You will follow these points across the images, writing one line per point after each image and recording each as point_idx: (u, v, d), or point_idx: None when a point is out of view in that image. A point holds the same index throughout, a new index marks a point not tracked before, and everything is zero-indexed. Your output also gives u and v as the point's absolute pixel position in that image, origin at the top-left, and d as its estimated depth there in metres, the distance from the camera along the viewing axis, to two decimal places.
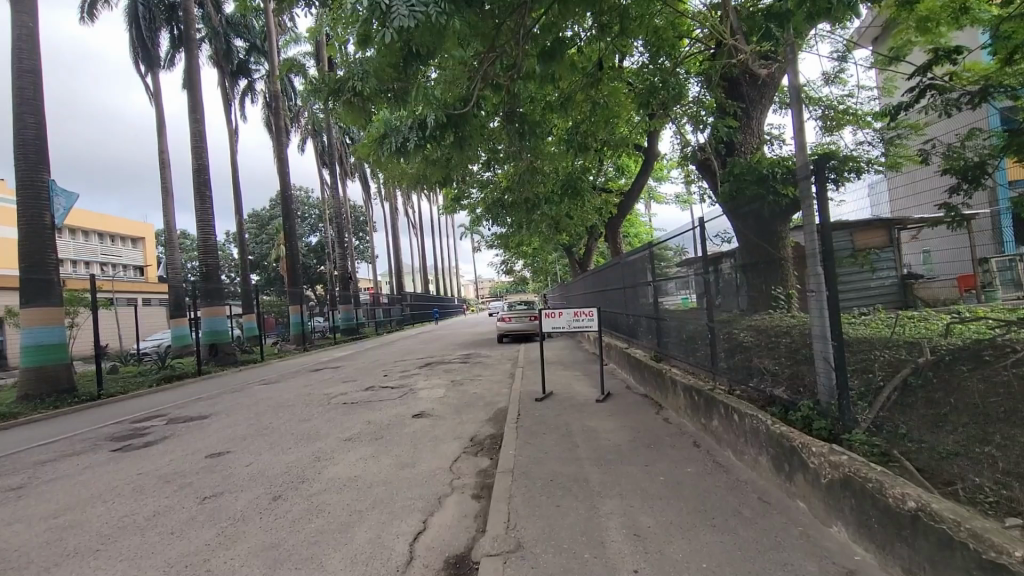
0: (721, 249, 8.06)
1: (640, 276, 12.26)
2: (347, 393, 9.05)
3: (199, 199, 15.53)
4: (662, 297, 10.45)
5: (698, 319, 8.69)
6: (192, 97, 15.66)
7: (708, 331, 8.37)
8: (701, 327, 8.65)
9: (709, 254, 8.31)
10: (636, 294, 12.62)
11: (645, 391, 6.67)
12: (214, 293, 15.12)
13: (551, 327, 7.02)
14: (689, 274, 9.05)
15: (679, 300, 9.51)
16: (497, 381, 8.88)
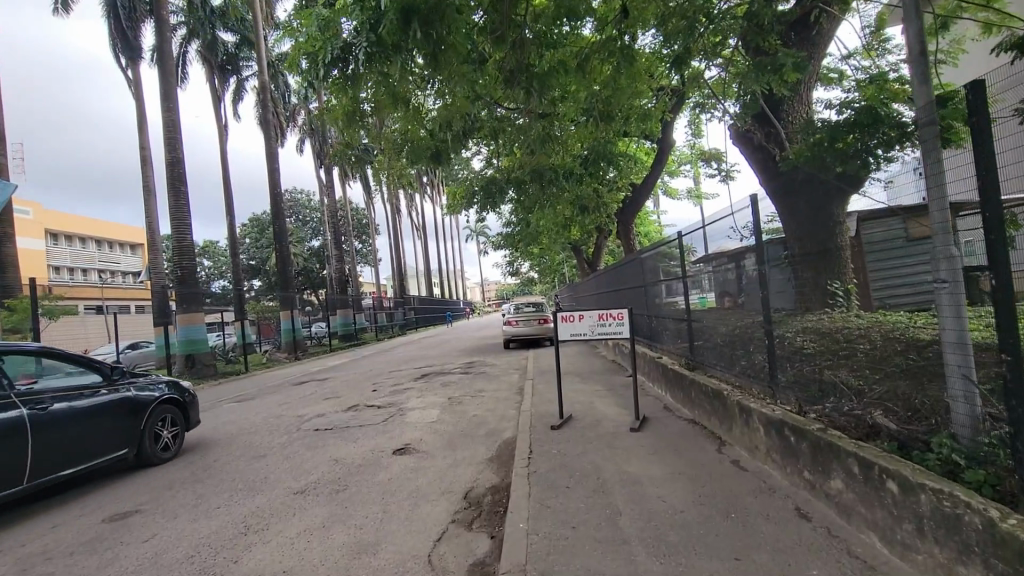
0: (742, 244, 6.93)
1: (650, 275, 11.21)
2: (324, 415, 7.60)
3: (173, 195, 14.19)
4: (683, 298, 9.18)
5: (736, 321, 7.35)
6: (165, 82, 14.30)
7: (744, 339, 7.12)
8: (739, 331, 7.27)
9: (727, 250, 7.33)
10: (649, 294, 11.49)
11: (692, 416, 5.16)
12: (192, 298, 13.78)
13: (569, 334, 5.54)
14: (703, 272, 8.28)
15: (695, 300, 8.68)
16: (501, 398, 7.41)
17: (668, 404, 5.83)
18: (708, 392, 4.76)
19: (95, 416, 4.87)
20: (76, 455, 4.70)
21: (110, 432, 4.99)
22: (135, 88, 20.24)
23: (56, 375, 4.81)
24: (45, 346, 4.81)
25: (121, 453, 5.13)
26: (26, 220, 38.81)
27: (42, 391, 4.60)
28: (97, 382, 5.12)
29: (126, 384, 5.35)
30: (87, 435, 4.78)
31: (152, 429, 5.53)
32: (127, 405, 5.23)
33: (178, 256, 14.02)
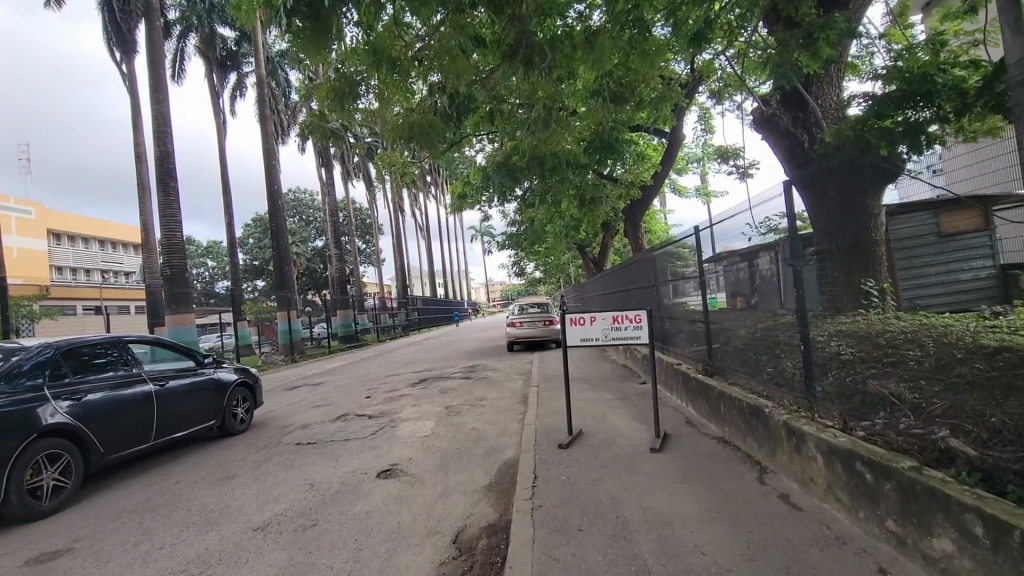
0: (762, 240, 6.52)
1: (660, 274, 10.56)
2: (310, 425, 6.96)
3: (163, 190, 13.60)
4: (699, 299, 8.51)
5: (759, 324, 6.70)
6: (154, 73, 13.66)
7: (769, 342, 6.45)
8: (764, 336, 6.61)
9: (744, 247, 6.86)
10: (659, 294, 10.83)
11: (721, 433, 4.48)
12: (180, 298, 13.20)
13: (579, 339, 4.87)
14: (720, 270, 7.78)
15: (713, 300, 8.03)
16: (503, 408, 6.76)
17: (691, 417, 5.17)
18: (742, 408, 4.08)
19: (193, 392, 5.97)
20: (183, 422, 5.83)
21: (202, 406, 6.12)
22: (129, 83, 19.64)
23: (168, 357, 5.94)
24: (157, 335, 5.94)
25: (212, 423, 6.29)
26: (28, 221, 38.42)
27: (158, 370, 5.70)
28: (191, 365, 6.25)
29: (211, 368, 6.49)
30: (189, 407, 5.91)
31: (231, 406, 6.68)
32: (213, 385, 6.36)
33: (166, 255, 13.39)
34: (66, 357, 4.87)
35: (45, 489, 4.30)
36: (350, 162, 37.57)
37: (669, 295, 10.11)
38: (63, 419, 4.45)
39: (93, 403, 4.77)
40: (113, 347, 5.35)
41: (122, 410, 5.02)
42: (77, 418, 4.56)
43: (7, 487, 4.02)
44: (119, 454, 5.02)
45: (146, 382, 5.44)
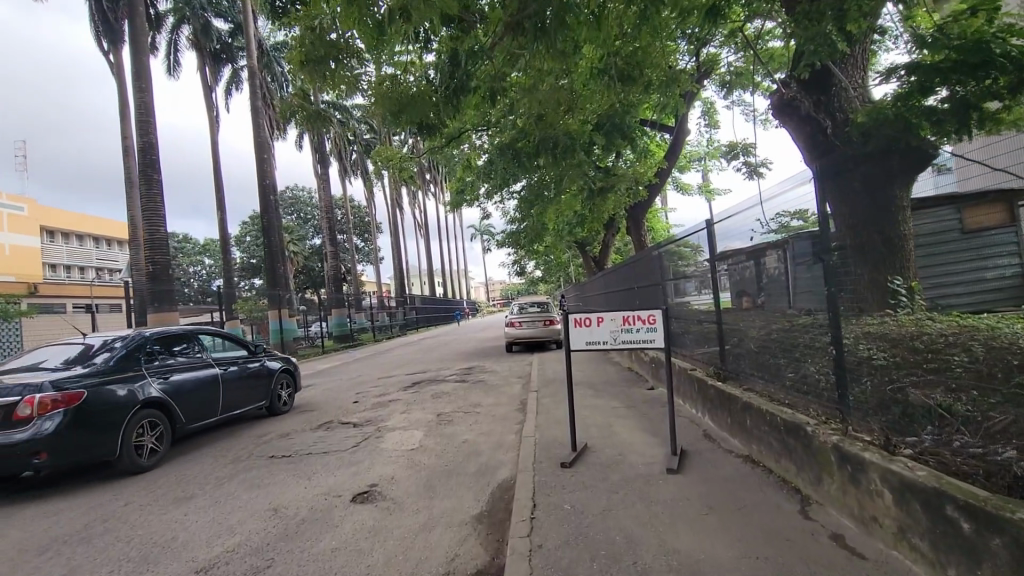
0: (762, 240, 6.14)
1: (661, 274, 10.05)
2: (288, 434, 6.38)
3: (145, 183, 12.99)
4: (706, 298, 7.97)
5: (775, 324, 6.14)
6: (136, 61, 13.08)
7: (787, 343, 5.90)
8: (779, 336, 6.08)
9: (749, 245, 6.42)
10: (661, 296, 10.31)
11: (747, 451, 3.92)
12: (163, 296, 12.60)
13: (585, 344, 4.31)
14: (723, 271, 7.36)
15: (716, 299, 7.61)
16: (498, 415, 6.21)
17: (709, 429, 4.61)
18: (774, 423, 3.53)
19: (247, 377, 6.92)
20: (240, 402, 6.79)
21: (254, 389, 7.07)
22: (117, 73, 19.00)
23: (229, 345, 6.93)
24: (218, 327, 6.90)
25: (262, 404, 7.25)
26: (21, 217, 37.76)
27: (221, 357, 6.66)
28: (243, 353, 7.20)
29: (258, 357, 7.43)
30: (244, 389, 6.87)
31: (277, 390, 7.64)
32: (263, 371, 7.32)
33: (148, 251, 12.79)
34: (153, 344, 5.81)
35: (147, 449, 5.26)
36: (347, 159, 37.02)
37: (671, 294, 9.57)
38: (156, 393, 5.41)
39: (176, 382, 5.73)
40: (187, 337, 6.34)
41: (196, 390, 5.98)
42: (167, 393, 5.52)
43: (119, 448, 4.97)
44: (193, 426, 5.95)
45: (213, 366, 6.41)
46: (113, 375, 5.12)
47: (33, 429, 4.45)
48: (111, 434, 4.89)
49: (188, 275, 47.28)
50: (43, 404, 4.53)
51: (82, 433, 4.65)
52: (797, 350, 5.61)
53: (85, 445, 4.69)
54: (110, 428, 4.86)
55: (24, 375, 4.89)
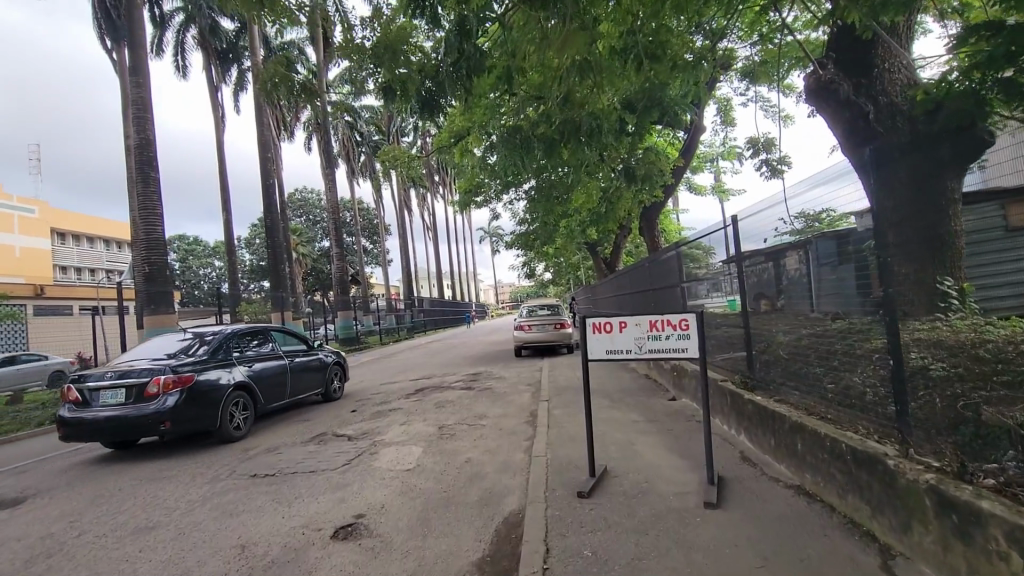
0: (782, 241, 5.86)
1: (673, 276, 9.54)
2: (276, 447, 5.84)
3: (142, 182, 12.56)
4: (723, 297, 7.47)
5: (808, 330, 5.51)
6: (133, 55, 12.66)
7: (823, 351, 5.27)
8: (812, 343, 5.45)
9: (769, 246, 6.08)
10: (672, 299, 9.80)
11: (800, 480, 3.31)
12: (160, 298, 12.13)
13: (604, 354, 3.72)
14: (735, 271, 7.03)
15: (727, 302, 7.37)
16: (506, 429, 5.64)
17: (747, 451, 4.03)
18: (839, 454, 2.91)
19: (308, 368, 8.13)
20: (303, 388, 8.02)
21: (313, 378, 8.27)
22: (119, 71, 18.65)
23: (293, 339, 8.16)
24: (283, 325, 8.09)
25: (318, 391, 8.43)
26: (30, 219, 37.61)
27: (287, 350, 7.90)
28: (303, 347, 8.41)
29: (311, 351, 8.52)
30: (306, 378, 8.08)
31: (329, 381, 8.80)
32: (320, 362, 8.55)
33: (144, 252, 12.31)
34: (237, 337, 7.08)
35: (236, 423, 6.51)
36: (355, 161, 36.68)
37: (684, 298, 8.98)
38: (242, 377, 6.69)
39: (255, 370, 6.98)
40: (261, 332, 7.57)
41: (270, 377, 7.22)
42: (250, 378, 6.80)
43: (217, 422, 6.24)
44: (268, 407, 7.18)
45: (280, 357, 7.61)
46: (211, 363, 6.40)
47: (160, 402, 5.74)
48: (212, 410, 6.16)
49: (198, 277, 47.07)
50: (165, 383, 5.81)
51: (193, 408, 5.93)
52: (839, 360, 4.99)
53: (196, 416, 5.99)
54: (211, 405, 6.13)
55: (147, 360, 6.21)
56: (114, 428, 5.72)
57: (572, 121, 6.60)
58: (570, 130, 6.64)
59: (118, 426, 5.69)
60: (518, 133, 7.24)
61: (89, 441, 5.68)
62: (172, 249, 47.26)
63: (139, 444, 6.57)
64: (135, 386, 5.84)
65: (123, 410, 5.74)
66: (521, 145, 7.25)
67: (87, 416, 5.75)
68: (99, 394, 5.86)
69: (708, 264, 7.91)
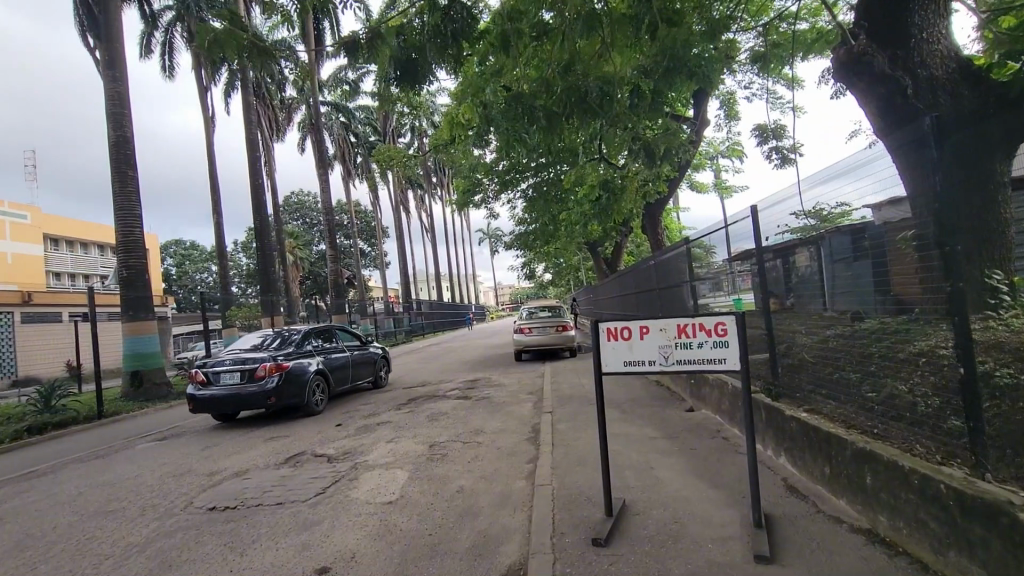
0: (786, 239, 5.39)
1: (676, 275, 8.93)
2: (246, 469, 5.18)
3: (118, 180, 11.85)
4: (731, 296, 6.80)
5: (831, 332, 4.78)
6: (109, 47, 11.99)
7: (849, 354, 4.60)
8: (835, 345, 4.77)
9: (776, 246, 5.59)
10: (675, 298, 9.20)
11: (871, 523, 2.66)
12: (138, 304, 11.42)
13: (625, 365, 3.05)
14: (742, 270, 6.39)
15: (733, 300, 6.75)
16: (504, 447, 4.98)
17: (791, 479, 3.40)
18: (940, 500, 2.25)
19: (363, 359, 9.81)
20: (359, 375, 9.67)
21: (366, 367, 9.94)
22: None
23: (351, 337, 9.81)
24: (344, 325, 9.76)
25: (368, 379, 10.05)
26: (23, 225, 36.72)
27: (348, 344, 9.56)
28: (357, 343, 10.10)
29: (362, 347, 10.09)
30: (361, 368, 9.73)
31: (376, 372, 10.39)
32: (370, 354, 10.22)
33: (122, 253, 11.57)
34: (313, 335, 8.76)
35: (316, 401, 8.16)
36: (351, 162, 36.00)
37: (687, 299, 8.37)
38: (318, 366, 8.33)
39: (327, 361, 8.64)
40: (327, 330, 9.20)
41: (337, 367, 8.89)
42: (324, 366, 8.44)
43: (303, 400, 7.86)
44: (335, 390, 8.79)
45: (343, 351, 9.28)
46: (298, 354, 8.09)
47: (266, 382, 7.42)
48: (301, 389, 7.81)
49: (194, 283, 46.48)
50: (271, 367, 7.52)
51: (289, 387, 7.59)
52: (882, 366, 4.26)
53: (290, 393, 7.66)
54: (301, 385, 7.77)
55: (250, 351, 7.88)
56: (233, 401, 7.44)
57: (576, 89, 5.30)
58: (573, 100, 5.32)
59: (235, 399, 7.39)
60: (519, 100, 5.59)
61: (214, 411, 7.41)
62: (167, 254, 46.48)
63: (239, 418, 8.28)
64: (247, 370, 7.52)
65: (239, 388, 7.45)
66: (523, 109, 5.60)
67: (212, 392, 7.48)
68: (220, 376, 7.58)
69: (708, 262, 7.38)
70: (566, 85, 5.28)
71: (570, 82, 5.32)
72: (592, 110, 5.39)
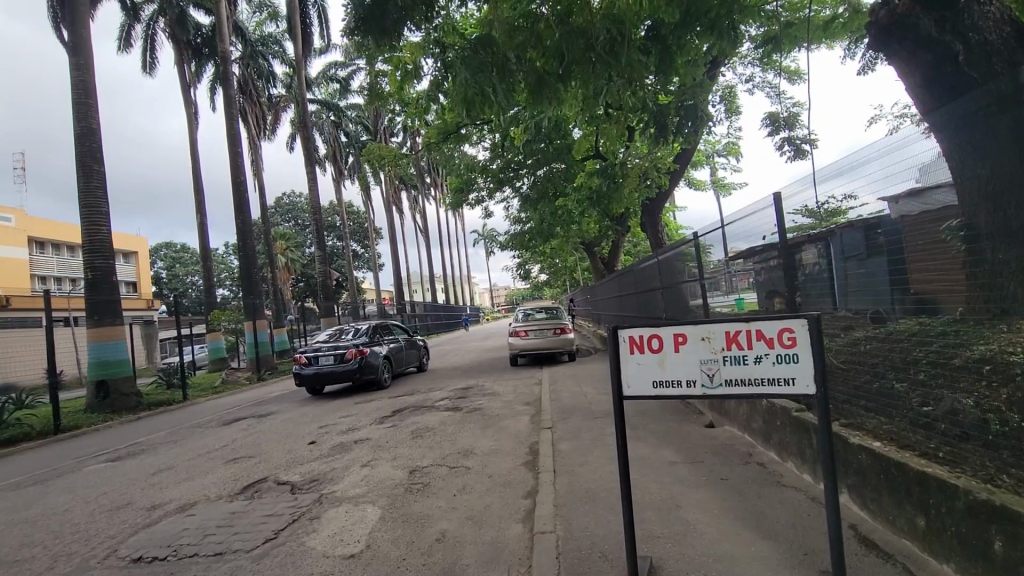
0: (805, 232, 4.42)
1: (677, 275, 8.20)
2: (195, 502, 4.41)
3: (83, 175, 11.01)
4: (731, 297, 5.98)
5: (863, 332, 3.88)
6: (73, 31, 11.09)
7: (887, 358, 3.68)
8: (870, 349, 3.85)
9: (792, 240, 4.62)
10: (674, 300, 8.51)
11: None
12: (105, 308, 10.59)
13: (656, 384, 2.29)
14: (751, 268, 5.49)
15: (733, 302, 5.97)
16: (497, 474, 4.22)
17: (861, 528, 2.64)
18: None
19: (411, 347, 12.60)
20: (409, 360, 12.47)
21: (414, 355, 12.75)
22: None
23: (402, 332, 12.54)
24: (398, 322, 12.55)
25: (414, 364, 12.83)
26: (7, 228, 35.63)
27: (401, 336, 12.35)
28: (405, 335, 12.89)
29: (410, 340, 12.79)
30: (410, 355, 12.50)
31: (420, 360, 13.23)
32: (415, 344, 13.00)
33: (86, 253, 10.74)
34: (378, 329, 11.52)
35: (385, 378, 10.84)
36: (343, 161, 35.22)
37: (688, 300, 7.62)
38: (385, 352, 11.04)
39: (389, 348, 11.38)
40: (385, 326, 11.90)
41: (396, 353, 11.63)
42: (389, 352, 11.15)
43: (377, 376, 10.54)
44: (395, 371, 11.51)
45: (399, 341, 12.05)
46: (371, 343, 10.77)
47: (352, 363, 10.04)
48: (376, 368, 10.49)
49: (185, 286, 45.55)
50: (357, 352, 10.19)
51: (368, 368, 10.22)
52: (935, 379, 3.29)
53: (369, 371, 10.31)
54: (376, 365, 10.45)
55: (336, 341, 10.52)
56: (328, 377, 10.04)
57: (581, 32, 4.10)
58: (575, 48, 4.15)
59: (330, 376, 9.97)
60: (490, 46, 4.18)
61: (314, 385, 9.97)
62: (158, 258, 45.51)
63: (324, 393, 10.87)
64: (338, 355, 10.14)
65: (332, 367, 10.05)
66: (497, 60, 4.21)
67: (312, 370, 10.06)
68: (319, 359, 10.21)
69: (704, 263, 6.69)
70: (566, 30, 4.05)
71: (572, 27, 4.10)
72: (601, 58, 4.22)
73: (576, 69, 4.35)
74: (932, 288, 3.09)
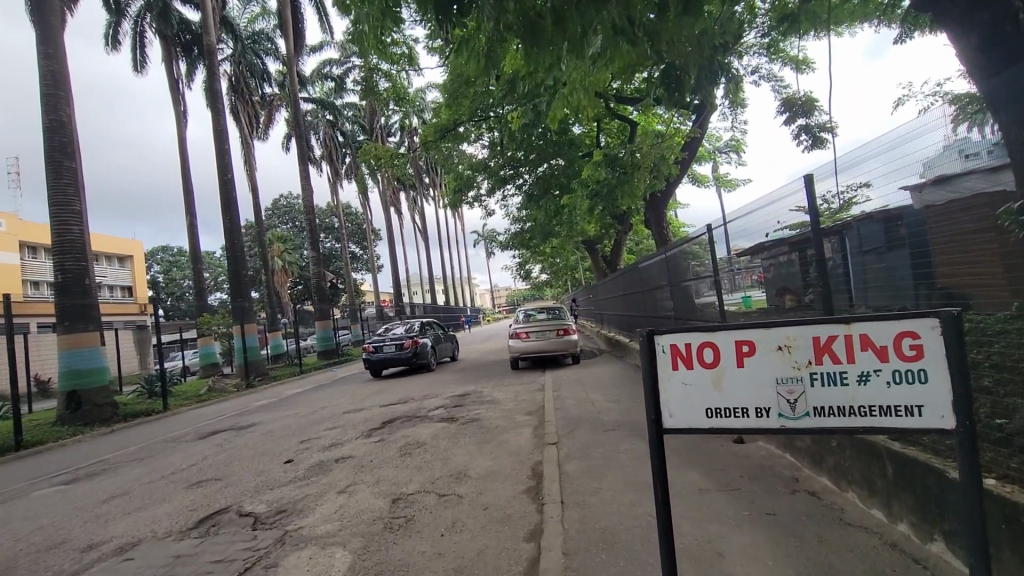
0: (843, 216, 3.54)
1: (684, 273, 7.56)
2: (137, 541, 3.74)
3: (53, 172, 10.36)
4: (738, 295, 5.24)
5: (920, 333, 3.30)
6: (40, 19, 10.41)
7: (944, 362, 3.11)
8: None
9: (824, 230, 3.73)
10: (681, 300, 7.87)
11: None
12: (76, 312, 9.92)
13: (716, 411, 1.64)
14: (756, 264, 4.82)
15: (739, 301, 5.24)
16: (493, 505, 3.57)
17: None
18: None
19: (448, 339, 14.94)
20: (446, 350, 14.81)
21: (450, 346, 15.04)
22: None
23: (440, 328, 14.84)
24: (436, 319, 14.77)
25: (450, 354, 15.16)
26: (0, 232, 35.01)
27: (439, 331, 14.65)
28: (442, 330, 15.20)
29: (447, 334, 15.06)
30: (448, 346, 14.80)
31: (454, 351, 15.55)
32: (449, 338, 15.30)
33: (56, 254, 10.09)
34: (426, 324, 13.81)
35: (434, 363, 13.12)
36: (339, 162, 34.58)
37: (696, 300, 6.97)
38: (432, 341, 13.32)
39: (435, 338, 13.72)
40: (428, 322, 14.22)
41: (439, 344, 13.95)
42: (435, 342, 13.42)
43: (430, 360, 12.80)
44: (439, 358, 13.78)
45: (440, 334, 14.35)
46: (422, 334, 13.04)
47: (411, 350, 12.26)
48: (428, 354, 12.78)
49: (182, 290, 44.90)
50: (413, 341, 12.44)
51: (422, 354, 12.46)
52: (1001, 385, 2.73)
53: (423, 356, 12.57)
54: (428, 351, 12.75)
55: (395, 332, 12.78)
56: (392, 361, 12.28)
57: None
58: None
59: (394, 359, 12.21)
60: None
61: (379, 367, 12.14)
62: (155, 261, 44.94)
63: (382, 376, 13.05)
64: (398, 343, 12.40)
65: (395, 353, 12.27)
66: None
67: (377, 356, 12.25)
68: (383, 347, 12.44)
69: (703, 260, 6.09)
70: None
71: None
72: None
73: (563, 4, 3.08)
74: (956, 280, 2.80)
